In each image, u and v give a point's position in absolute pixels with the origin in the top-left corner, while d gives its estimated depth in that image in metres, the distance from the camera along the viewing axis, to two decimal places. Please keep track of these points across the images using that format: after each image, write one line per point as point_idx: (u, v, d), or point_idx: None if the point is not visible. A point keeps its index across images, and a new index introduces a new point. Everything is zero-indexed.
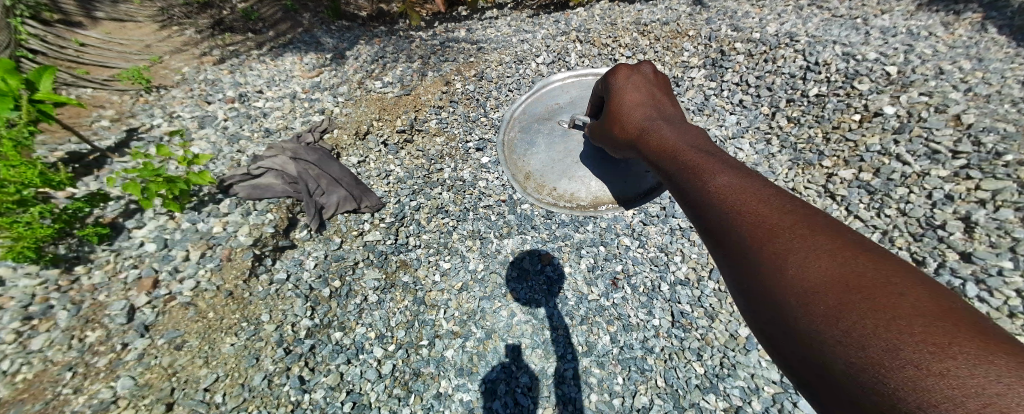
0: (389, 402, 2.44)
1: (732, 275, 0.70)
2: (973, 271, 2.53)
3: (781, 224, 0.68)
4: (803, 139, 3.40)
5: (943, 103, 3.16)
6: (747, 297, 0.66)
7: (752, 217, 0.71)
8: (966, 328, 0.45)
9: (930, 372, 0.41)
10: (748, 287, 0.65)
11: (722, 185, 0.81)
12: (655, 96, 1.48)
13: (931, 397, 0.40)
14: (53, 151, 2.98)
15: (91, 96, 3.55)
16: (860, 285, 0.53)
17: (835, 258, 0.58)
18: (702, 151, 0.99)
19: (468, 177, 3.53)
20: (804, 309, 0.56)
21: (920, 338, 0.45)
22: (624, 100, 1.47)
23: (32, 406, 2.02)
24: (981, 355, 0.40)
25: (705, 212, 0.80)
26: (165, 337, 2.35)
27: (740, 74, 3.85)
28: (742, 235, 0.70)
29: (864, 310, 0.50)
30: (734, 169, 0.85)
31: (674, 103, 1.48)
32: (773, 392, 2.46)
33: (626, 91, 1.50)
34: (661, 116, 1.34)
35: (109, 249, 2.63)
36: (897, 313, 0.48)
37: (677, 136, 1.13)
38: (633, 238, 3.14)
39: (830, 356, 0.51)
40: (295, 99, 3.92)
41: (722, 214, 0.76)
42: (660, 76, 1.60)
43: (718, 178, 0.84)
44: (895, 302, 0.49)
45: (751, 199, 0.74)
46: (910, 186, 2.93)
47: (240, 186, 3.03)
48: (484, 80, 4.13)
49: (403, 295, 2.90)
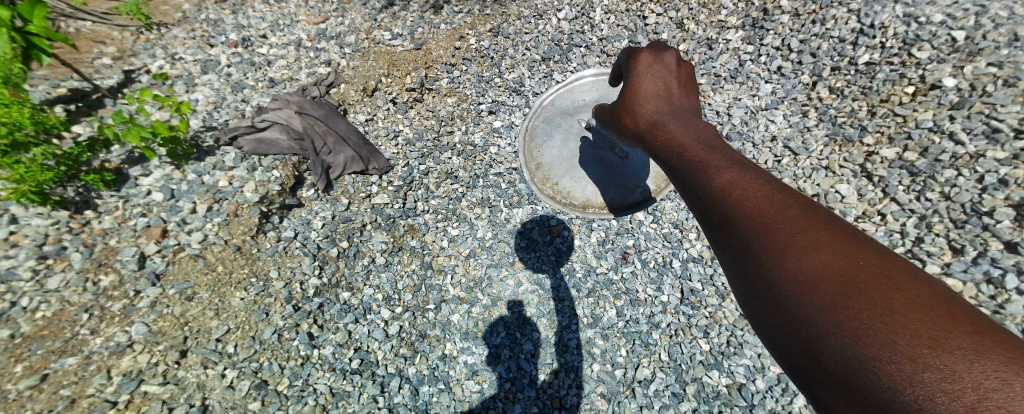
0: (396, 360, 2.52)
1: (733, 268, 0.60)
2: (1018, 262, 2.39)
3: (788, 220, 0.56)
4: (844, 112, 3.17)
5: (1014, 74, 2.81)
6: (748, 292, 0.57)
7: (757, 205, 0.60)
8: (969, 322, 0.39)
9: (926, 365, 0.36)
10: (749, 288, 0.56)
11: (727, 172, 0.67)
12: (675, 77, 1.16)
13: (926, 389, 0.35)
14: (56, 88, 2.99)
15: (91, 30, 3.48)
16: (862, 281, 0.45)
17: (843, 251, 0.49)
18: (710, 143, 0.81)
19: (479, 142, 3.47)
20: (807, 304, 0.47)
21: (920, 329, 0.38)
22: (633, 77, 1.19)
23: (52, 343, 2.14)
24: (978, 350, 0.35)
25: (706, 202, 0.67)
26: (175, 287, 2.43)
27: (782, 37, 3.54)
28: (744, 223, 0.59)
29: (862, 304, 0.43)
30: (739, 158, 0.71)
31: (693, 85, 1.18)
32: (779, 372, 2.45)
33: (638, 69, 1.19)
34: (671, 105, 1.07)
35: (117, 196, 2.68)
36: (900, 303, 0.42)
37: (688, 132, 0.90)
38: (647, 212, 3.03)
39: (829, 347, 0.43)
40: (300, 47, 3.80)
41: (723, 199, 0.64)
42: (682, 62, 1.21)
43: (722, 167, 0.69)
44: (899, 297, 0.42)
45: (758, 184, 0.62)
46: (960, 168, 2.70)
47: (245, 139, 3.02)
48: (500, 36, 3.94)
49: (410, 259, 2.94)
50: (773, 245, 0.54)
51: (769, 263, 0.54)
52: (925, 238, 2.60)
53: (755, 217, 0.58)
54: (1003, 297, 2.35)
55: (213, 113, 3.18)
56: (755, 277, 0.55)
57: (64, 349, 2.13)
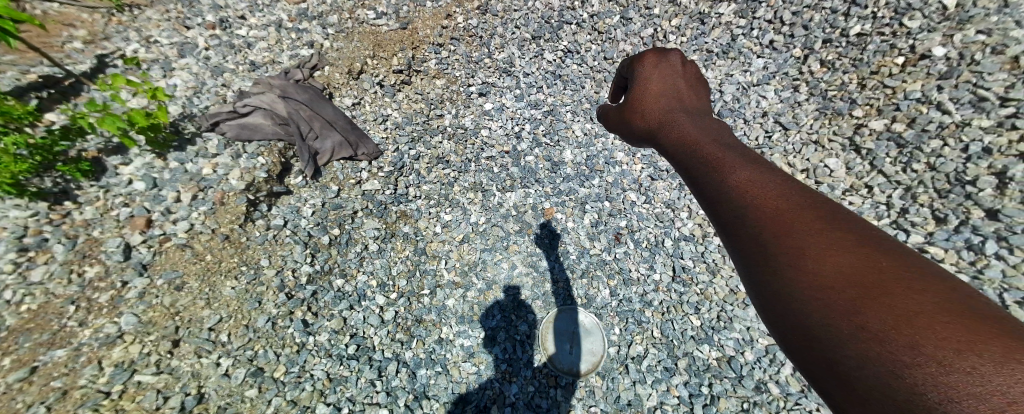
0: (392, 345, 2.53)
1: (743, 273, 0.59)
2: (997, 229, 2.39)
3: (803, 224, 0.55)
4: (834, 86, 3.19)
5: (1002, 42, 2.77)
6: (758, 295, 0.56)
7: (769, 208, 0.59)
8: (990, 326, 0.39)
9: (947, 369, 0.35)
10: (760, 289, 0.55)
11: (741, 175, 0.66)
12: (683, 76, 1.10)
13: (948, 392, 0.34)
14: (25, 74, 2.84)
15: (58, 13, 3.28)
16: (878, 286, 0.45)
17: (856, 255, 0.49)
18: (723, 145, 0.79)
19: (470, 124, 3.57)
20: (819, 307, 0.47)
21: (936, 331, 0.38)
22: (639, 76, 1.13)
23: (40, 335, 2.08)
24: (998, 353, 0.35)
25: (718, 203, 0.66)
26: (164, 277, 2.38)
27: (774, 9, 3.55)
28: (757, 228, 0.58)
29: (879, 306, 0.42)
30: (755, 161, 0.69)
31: (703, 83, 1.12)
32: (767, 344, 2.52)
33: (644, 70, 1.13)
34: (685, 108, 1.00)
35: (96, 185, 2.59)
36: (914, 307, 0.41)
37: (700, 133, 0.86)
38: (639, 193, 3.16)
39: (841, 348, 0.43)
40: (281, 29, 3.71)
41: (736, 201, 0.63)
42: (690, 64, 1.14)
43: (738, 170, 0.68)
44: (914, 302, 0.42)
45: (770, 188, 0.61)
46: (946, 138, 2.70)
47: (227, 125, 2.93)
48: (489, 14, 4.11)
49: (404, 245, 2.95)
50: (787, 248, 0.54)
51: (779, 265, 0.53)
52: (910, 209, 2.61)
53: (770, 221, 0.57)
54: (983, 263, 2.35)
55: (193, 99, 3.05)
56: (765, 280, 0.54)
57: (53, 342, 2.07)
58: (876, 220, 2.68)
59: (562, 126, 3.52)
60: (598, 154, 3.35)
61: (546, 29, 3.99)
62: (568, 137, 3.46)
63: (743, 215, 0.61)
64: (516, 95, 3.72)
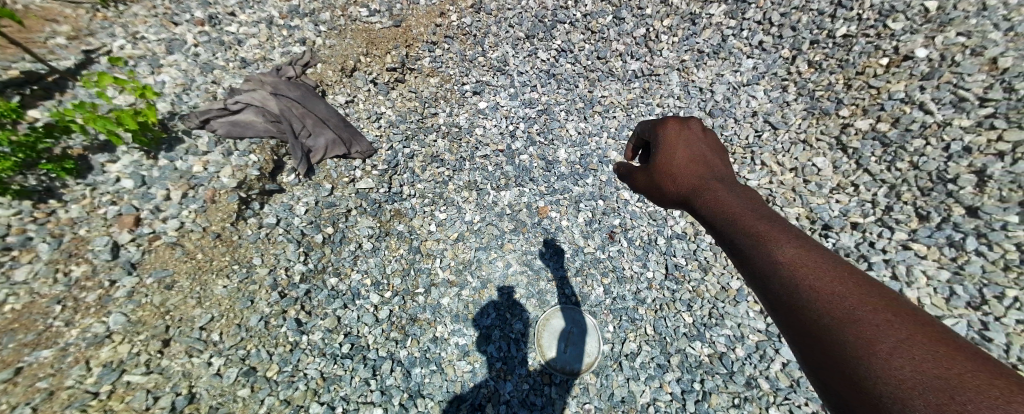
0: (387, 344, 2.52)
1: (796, 340, 0.66)
2: (977, 226, 2.43)
3: (842, 297, 0.62)
4: (822, 86, 3.25)
5: (981, 44, 2.85)
6: (811, 360, 0.63)
7: (811, 282, 0.66)
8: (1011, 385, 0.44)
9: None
10: (813, 357, 0.62)
11: (785, 247, 0.73)
12: (706, 144, 1.16)
13: None
14: (6, 70, 2.77)
15: (41, 8, 3.21)
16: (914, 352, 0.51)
17: (893, 321, 0.56)
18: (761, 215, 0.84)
19: (464, 123, 3.58)
20: (864, 372, 0.54)
21: (959, 392, 0.45)
22: (663, 142, 1.19)
23: (25, 336, 2.03)
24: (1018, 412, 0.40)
25: (765, 277, 0.74)
26: (153, 276, 2.34)
27: (764, 11, 3.62)
28: (805, 300, 0.66)
29: (911, 371, 0.50)
30: (794, 234, 0.76)
31: (722, 149, 1.19)
32: (757, 339, 2.55)
33: (669, 138, 1.18)
34: (717, 179, 1.04)
35: (82, 183, 2.54)
36: (938, 368, 0.48)
37: (732, 193, 0.95)
38: (632, 191, 3.21)
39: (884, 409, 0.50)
40: (272, 25, 3.68)
41: (780, 275, 0.71)
42: (711, 132, 1.20)
43: (779, 244, 0.75)
44: (940, 364, 0.48)
45: (810, 260, 0.69)
46: (928, 137, 2.76)
47: (218, 122, 2.89)
48: (482, 13, 4.14)
49: (398, 244, 2.94)
50: (831, 318, 0.61)
51: (825, 334, 0.61)
52: (894, 206, 2.67)
53: (816, 296, 0.65)
54: (964, 258, 2.38)
55: (182, 96, 3.00)
56: (816, 346, 0.62)
57: (38, 342, 2.03)
58: (862, 218, 2.73)
59: (556, 125, 3.54)
60: (592, 153, 3.40)
61: (539, 28, 4.01)
62: (562, 136, 3.49)
63: (789, 284, 0.69)
64: (510, 94, 3.73)
